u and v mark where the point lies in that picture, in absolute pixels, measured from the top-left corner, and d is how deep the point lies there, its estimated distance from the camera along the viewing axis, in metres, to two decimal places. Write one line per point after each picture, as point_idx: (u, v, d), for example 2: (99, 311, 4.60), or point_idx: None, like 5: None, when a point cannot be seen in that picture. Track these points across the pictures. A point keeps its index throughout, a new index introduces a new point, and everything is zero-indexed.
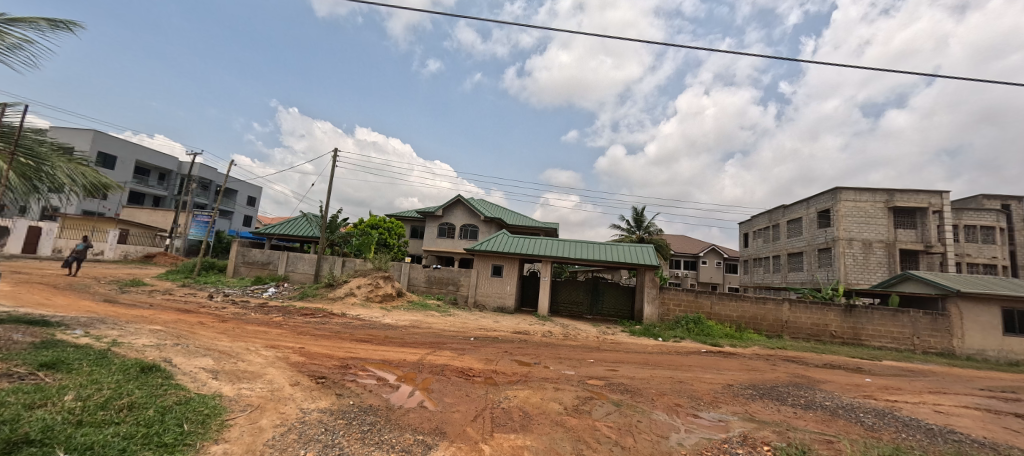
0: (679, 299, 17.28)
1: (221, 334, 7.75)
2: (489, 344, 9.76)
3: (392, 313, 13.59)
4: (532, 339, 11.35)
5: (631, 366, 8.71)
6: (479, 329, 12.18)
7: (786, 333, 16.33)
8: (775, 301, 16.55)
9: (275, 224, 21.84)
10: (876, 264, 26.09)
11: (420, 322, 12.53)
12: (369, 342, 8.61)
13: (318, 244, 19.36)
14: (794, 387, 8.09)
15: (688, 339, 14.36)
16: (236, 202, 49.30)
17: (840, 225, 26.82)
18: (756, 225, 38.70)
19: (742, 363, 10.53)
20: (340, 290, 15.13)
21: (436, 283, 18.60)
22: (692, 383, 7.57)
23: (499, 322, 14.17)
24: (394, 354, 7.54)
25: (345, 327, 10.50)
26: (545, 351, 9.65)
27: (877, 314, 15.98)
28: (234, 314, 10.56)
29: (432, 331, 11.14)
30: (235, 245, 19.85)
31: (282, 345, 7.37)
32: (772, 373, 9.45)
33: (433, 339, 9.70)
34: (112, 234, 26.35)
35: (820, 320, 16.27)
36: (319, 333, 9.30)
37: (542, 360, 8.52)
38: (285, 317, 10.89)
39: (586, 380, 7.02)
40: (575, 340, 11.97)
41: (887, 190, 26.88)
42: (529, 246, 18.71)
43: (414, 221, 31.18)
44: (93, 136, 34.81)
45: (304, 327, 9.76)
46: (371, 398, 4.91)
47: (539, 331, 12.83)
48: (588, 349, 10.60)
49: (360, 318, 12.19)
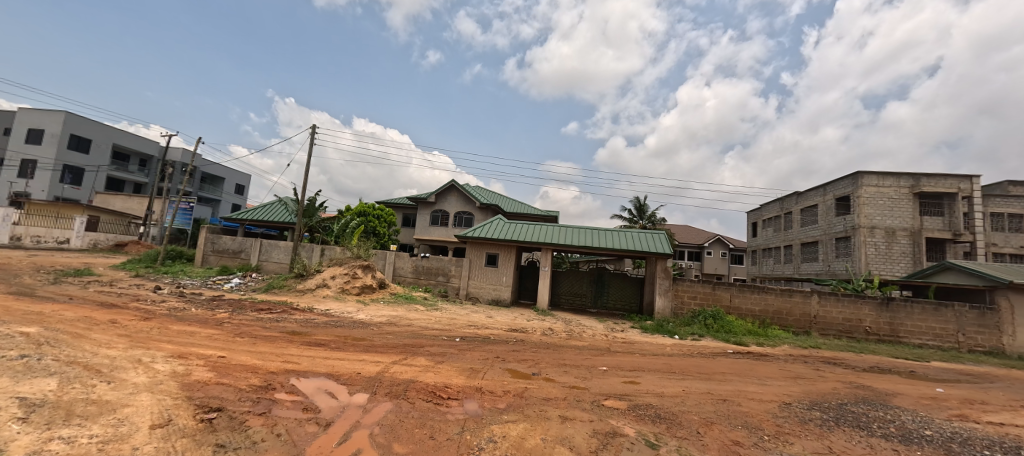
0: (694, 291, 15.49)
1: (123, 339, 5.93)
2: (477, 346, 7.93)
3: (369, 307, 11.74)
4: (531, 339, 9.47)
5: (655, 376, 6.89)
6: (467, 327, 10.34)
7: (814, 329, 14.58)
8: (802, 293, 14.76)
9: (249, 209, 19.94)
10: (900, 254, 24.32)
11: (400, 318, 10.70)
12: (324, 347, 6.76)
13: (294, 230, 17.47)
14: (867, 405, 6.29)
15: (708, 337, 12.61)
16: (222, 190, 47.20)
17: (862, 211, 24.97)
18: (766, 214, 36.83)
19: (783, 369, 8.70)
20: (312, 281, 13.29)
21: (424, 273, 16.77)
22: (740, 402, 5.78)
23: (493, 317, 12.39)
24: (347, 364, 5.68)
25: (303, 325, 8.63)
26: (545, 355, 7.84)
27: (917, 307, 14.21)
28: (169, 310, 8.69)
29: (410, 330, 9.29)
30: (203, 231, 17.97)
31: (196, 353, 5.52)
32: (825, 383, 7.67)
33: (409, 341, 7.93)
34: (78, 221, 24.40)
35: (852, 314, 14.52)
36: (264, 333, 7.43)
37: (542, 369, 6.69)
38: (232, 313, 9.02)
39: (602, 400, 5.25)
40: (581, 340, 10.09)
41: (913, 174, 24.93)
42: (527, 232, 16.86)
43: (406, 209, 29.29)
44: (64, 119, 32.70)
45: (249, 326, 7.88)
46: (273, 452, 3.10)
47: (539, 329, 11.01)
48: (597, 352, 8.70)
49: (328, 314, 10.32)
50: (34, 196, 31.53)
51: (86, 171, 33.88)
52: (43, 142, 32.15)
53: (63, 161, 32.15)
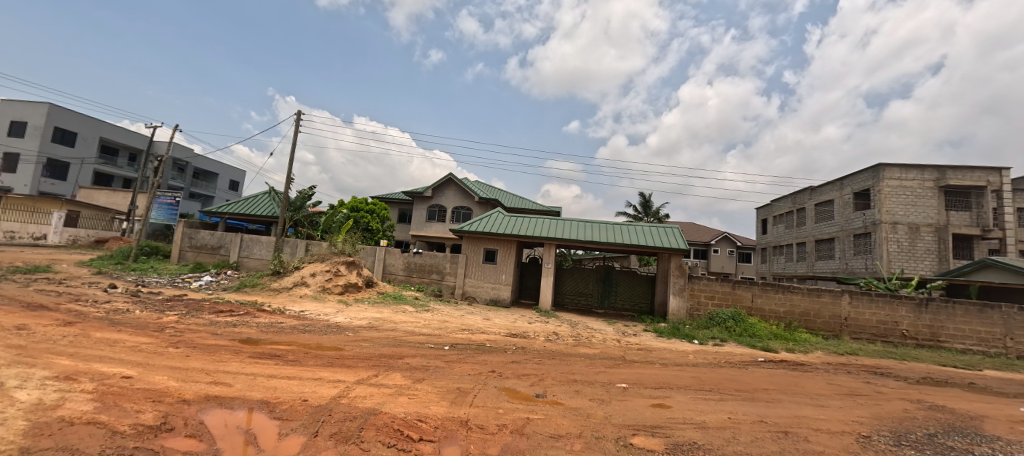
0: (711, 291, 14.13)
1: (7, 353, 4.56)
2: (469, 358, 6.59)
3: (350, 309, 10.40)
4: (533, 347, 8.08)
5: (687, 396, 5.54)
6: (460, 332, 9.01)
7: (846, 332, 13.21)
8: (832, 293, 13.40)
9: (231, 202, 18.65)
10: (924, 252, 22.93)
11: (384, 321, 9.34)
12: (276, 361, 5.39)
13: (277, 224, 16.16)
14: (964, 438, 4.92)
15: (732, 341, 11.28)
16: (216, 187, 45.92)
17: (883, 206, 23.55)
18: (777, 210, 35.40)
19: (833, 384, 7.36)
20: (289, 279, 11.99)
21: (417, 271, 15.47)
22: (808, 436, 4.40)
23: (491, 319, 11.05)
24: (292, 387, 4.32)
25: (263, 330, 7.28)
26: (550, 367, 6.51)
27: (960, 309, 12.82)
28: (107, 313, 7.37)
29: (391, 336, 7.96)
30: (179, 225, 16.70)
31: (93, 373, 4.20)
32: (891, 404, 6.30)
33: (387, 350, 6.62)
34: (56, 216, 23.24)
35: (888, 317, 13.14)
36: (209, 342, 6.08)
37: (548, 389, 5.30)
38: (182, 316, 7.68)
39: (628, 437, 3.91)
40: (591, 346, 8.69)
41: (938, 167, 23.51)
42: (528, 226, 15.51)
43: (401, 204, 27.97)
44: (47, 111, 31.47)
45: (194, 333, 6.53)
46: None
47: (543, 334, 9.65)
48: (612, 363, 7.33)
49: (302, 316, 9.01)
50: (16, 190, 30.40)
51: (71, 165, 32.68)
52: (26, 135, 30.95)
53: (46, 155, 30.90)
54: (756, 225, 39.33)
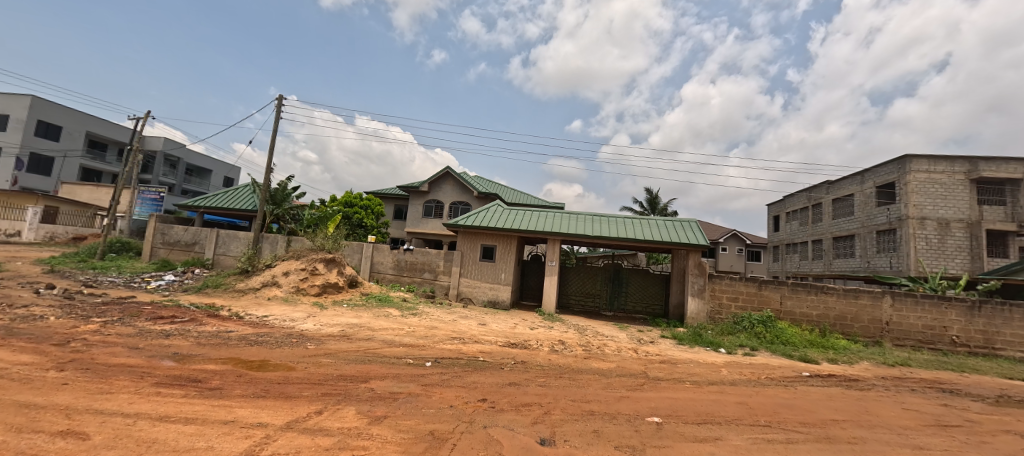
0: (734, 292, 12.67)
1: None
2: (454, 380, 5.18)
3: (324, 313, 9.00)
4: (536, 362, 6.64)
5: (744, 438, 4.10)
6: (450, 341, 7.61)
7: (887, 339, 11.74)
8: (872, 295, 11.92)
9: (210, 195, 17.27)
10: (955, 249, 21.42)
11: (360, 329, 7.89)
12: (187, 390, 3.95)
13: (256, 219, 14.77)
14: None
15: (763, 350, 9.86)
16: (209, 183, 44.76)
17: (910, 200, 21.93)
18: (790, 206, 33.88)
19: (910, 410, 5.92)
20: (258, 279, 10.62)
21: (408, 269, 14.08)
22: None
23: (487, 325, 9.63)
24: (178, 441, 2.90)
25: (201, 343, 5.85)
26: (556, 392, 5.06)
27: (1018, 313, 11.31)
28: (11, 320, 5.98)
29: (363, 348, 6.55)
30: (151, 220, 15.37)
31: None
32: (1002, 443, 4.85)
33: (352, 370, 5.21)
34: (30, 212, 21.95)
35: (936, 321, 11.66)
36: (115, 361, 4.66)
37: (556, 430, 3.85)
38: (107, 324, 6.27)
39: None
40: (605, 360, 7.24)
41: (969, 158, 21.90)
42: (531, 221, 14.08)
43: (396, 199, 26.59)
44: (30, 103, 30.25)
45: (106, 349, 5.13)
46: None
47: (547, 344, 8.22)
48: (635, 383, 5.92)
49: (262, 322, 7.61)
50: None
51: (56, 160, 31.49)
52: (7, 129, 29.73)
53: (29, 148, 29.68)
54: (767, 222, 37.76)
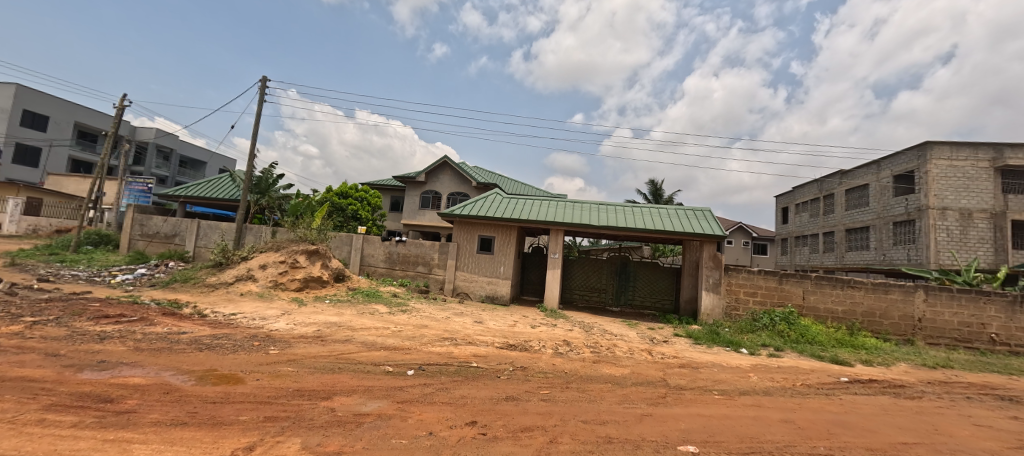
0: (753, 286, 11.71)
1: None
2: (439, 395, 4.22)
3: (301, 310, 8.09)
4: (539, 368, 5.70)
5: None
6: (441, 343, 6.70)
7: (919, 336, 10.80)
8: (903, 289, 10.95)
9: (192, 184, 16.33)
10: (977, 241, 20.45)
11: (338, 329, 6.97)
12: (83, 417, 3.02)
13: (238, 208, 13.84)
14: None
15: (788, 350, 8.95)
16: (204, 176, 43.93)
17: (930, 190, 20.86)
18: (800, 198, 32.81)
19: (981, 426, 5.00)
20: (233, 272, 9.73)
21: (400, 262, 13.17)
22: None
23: (484, 324, 8.69)
24: None
25: (140, 348, 4.90)
26: (562, 410, 4.11)
27: None
28: None
29: (337, 353, 5.61)
30: (129, 211, 14.44)
31: None
32: None
33: (316, 383, 4.28)
34: (11, 203, 21.23)
35: (974, 317, 10.68)
36: (13, 375, 3.73)
37: None
38: (35, 326, 5.34)
39: None
40: (617, 364, 6.32)
41: (994, 145, 20.78)
42: (532, 210, 13.11)
43: (392, 190, 25.62)
44: (15, 92, 29.31)
45: (12, 357, 4.18)
46: None
47: (550, 345, 7.30)
48: (657, 395, 4.98)
49: (227, 322, 6.69)
50: None
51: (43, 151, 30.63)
52: None
53: (14, 139, 28.80)
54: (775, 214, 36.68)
